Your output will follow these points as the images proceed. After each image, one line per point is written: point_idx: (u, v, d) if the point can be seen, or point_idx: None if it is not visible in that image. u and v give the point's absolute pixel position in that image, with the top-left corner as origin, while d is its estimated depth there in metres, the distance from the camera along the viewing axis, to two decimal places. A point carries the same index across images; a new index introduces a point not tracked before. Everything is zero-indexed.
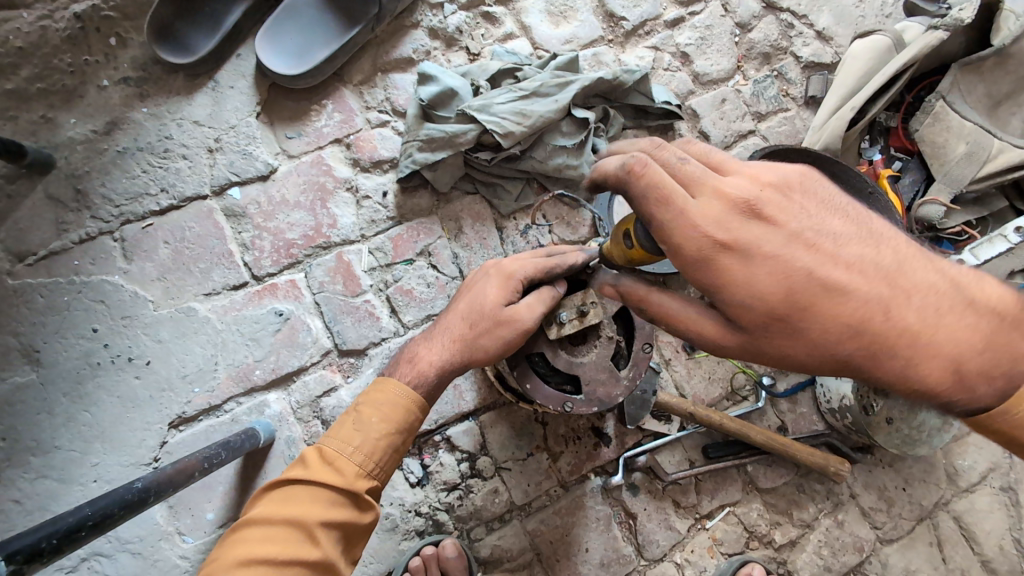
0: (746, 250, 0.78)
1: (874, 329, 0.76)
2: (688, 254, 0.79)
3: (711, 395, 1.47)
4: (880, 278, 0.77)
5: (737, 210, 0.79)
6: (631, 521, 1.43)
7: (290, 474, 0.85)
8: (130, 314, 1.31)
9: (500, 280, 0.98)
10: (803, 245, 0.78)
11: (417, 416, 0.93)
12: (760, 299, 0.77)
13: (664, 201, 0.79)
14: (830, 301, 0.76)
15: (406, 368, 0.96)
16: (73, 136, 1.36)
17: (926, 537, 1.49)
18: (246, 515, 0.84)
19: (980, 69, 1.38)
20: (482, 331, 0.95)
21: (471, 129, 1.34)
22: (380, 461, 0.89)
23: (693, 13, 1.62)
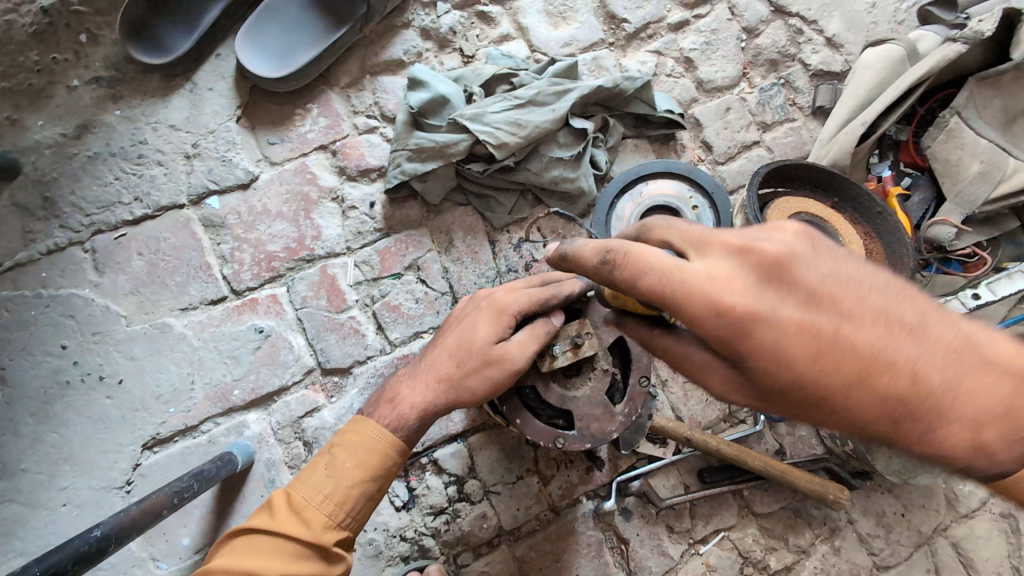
0: (770, 316, 0.66)
1: (911, 403, 0.65)
2: (700, 323, 0.68)
3: (708, 418, 1.43)
4: (916, 340, 0.66)
5: (752, 272, 0.67)
6: (623, 547, 1.38)
7: (255, 522, 0.81)
8: (101, 330, 1.25)
9: (491, 315, 0.91)
10: (833, 306, 0.66)
11: (394, 460, 0.88)
12: (786, 368, 0.66)
13: (664, 279, 0.68)
14: (863, 374, 0.65)
15: (386, 409, 0.91)
16: (41, 139, 1.28)
17: (923, 564, 1.46)
18: (205, 567, 0.79)
19: (998, 84, 1.32)
20: (469, 371, 0.89)
21: (463, 139, 1.27)
22: (353, 510, 0.84)
23: (698, 16, 1.54)
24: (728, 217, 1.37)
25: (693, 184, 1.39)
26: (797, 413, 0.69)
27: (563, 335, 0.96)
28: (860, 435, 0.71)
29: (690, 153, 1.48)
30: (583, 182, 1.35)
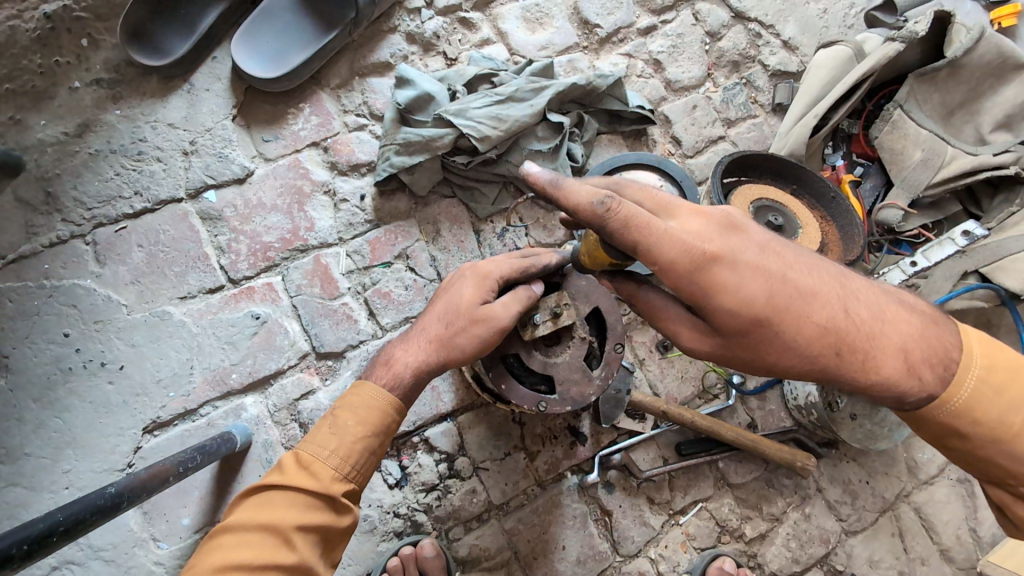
0: (734, 259, 0.79)
1: (839, 332, 0.80)
2: (681, 266, 0.79)
3: (683, 394, 1.51)
4: (830, 282, 0.82)
5: (716, 226, 0.81)
6: (606, 518, 1.46)
7: (267, 481, 0.88)
8: (102, 318, 1.30)
9: (476, 280, 1.00)
10: (773, 255, 0.81)
11: (393, 418, 0.96)
12: (746, 306, 0.78)
13: (648, 225, 0.79)
14: (806, 309, 0.80)
15: (381, 372, 0.98)
16: (43, 138, 1.34)
17: (888, 528, 1.55)
18: (223, 522, 0.86)
19: (934, 80, 1.45)
20: (457, 330, 0.97)
21: (448, 133, 1.36)
22: (357, 465, 0.92)
23: (665, 21, 1.66)
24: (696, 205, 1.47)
25: (662, 174, 1.49)
26: (761, 343, 0.81)
27: (544, 306, 1.05)
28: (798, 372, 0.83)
29: (661, 147, 1.58)
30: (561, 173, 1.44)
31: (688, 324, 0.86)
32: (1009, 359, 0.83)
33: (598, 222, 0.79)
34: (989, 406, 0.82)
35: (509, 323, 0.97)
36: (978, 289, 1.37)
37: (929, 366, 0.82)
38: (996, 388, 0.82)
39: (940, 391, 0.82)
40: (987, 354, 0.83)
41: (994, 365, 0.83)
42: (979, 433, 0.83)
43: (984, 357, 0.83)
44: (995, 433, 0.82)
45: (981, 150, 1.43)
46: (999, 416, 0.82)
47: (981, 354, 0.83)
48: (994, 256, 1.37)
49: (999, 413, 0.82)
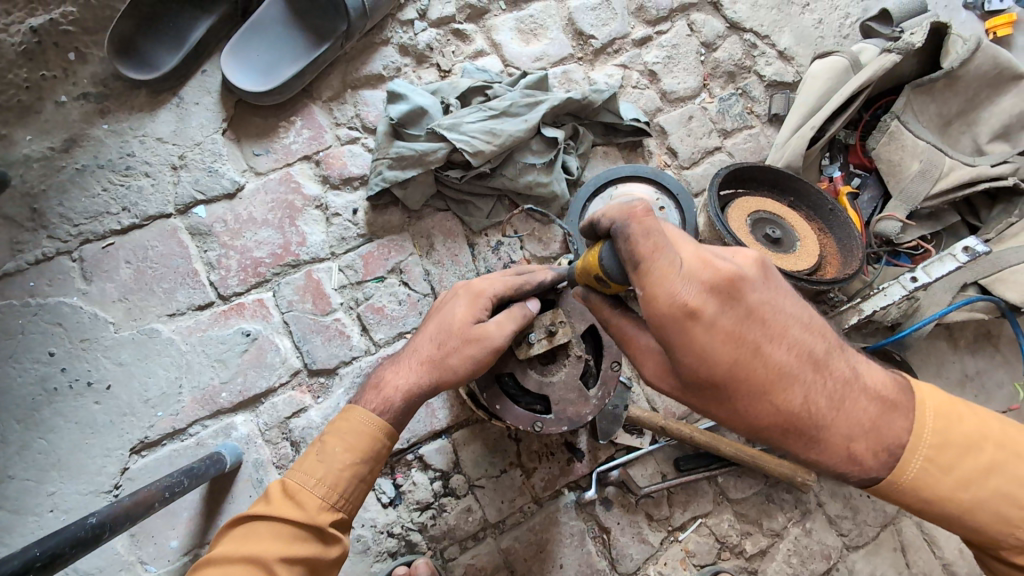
0: (711, 319, 0.76)
1: (791, 410, 0.77)
2: (654, 313, 0.77)
3: (681, 408, 1.49)
4: (807, 359, 0.78)
5: (710, 279, 0.77)
6: (604, 536, 1.43)
7: (253, 511, 0.85)
8: (89, 337, 1.28)
9: (469, 299, 0.98)
10: (756, 321, 0.77)
11: (383, 443, 0.93)
12: (705, 363, 0.77)
13: (655, 254, 0.77)
14: (766, 380, 0.76)
15: (372, 395, 0.95)
16: (29, 153, 1.32)
17: (890, 543, 1.53)
18: (207, 555, 0.83)
19: (931, 90, 1.44)
20: (450, 351, 0.95)
21: (441, 147, 1.34)
22: (345, 492, 0.89)
23: (660, 32, 1.65)
24: (693, 217, 1.45)
25: (659, 187, 1.47)
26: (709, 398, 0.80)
27: (539, 324, 1.03)
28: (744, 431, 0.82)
29: (657, 159, 1.57)
30: (556, 186, 1.43)
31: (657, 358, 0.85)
32: (965, 435, 0.79)
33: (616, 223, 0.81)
34: (937, 484, 0.78)
35: (504, 342, 0.95)
36: (978, 300, 1.36)
37: (876, 455, 0.78)
38: (944, 465, 0.78)
39: (886, 475, 0.79)
40: (940, 431, 0.79)
41: (948, 442, 0.78)
42: (926, 507, 0.80)
43: (934, 435, 0.79)
44: (946, 509, 0.79)
45: (979, 160, 1.43)
46: (952, 489, 0.78)
47: (934, 431, 0.79)
48: (993, 267, 1.36)
49: (947, 492, 0.78)
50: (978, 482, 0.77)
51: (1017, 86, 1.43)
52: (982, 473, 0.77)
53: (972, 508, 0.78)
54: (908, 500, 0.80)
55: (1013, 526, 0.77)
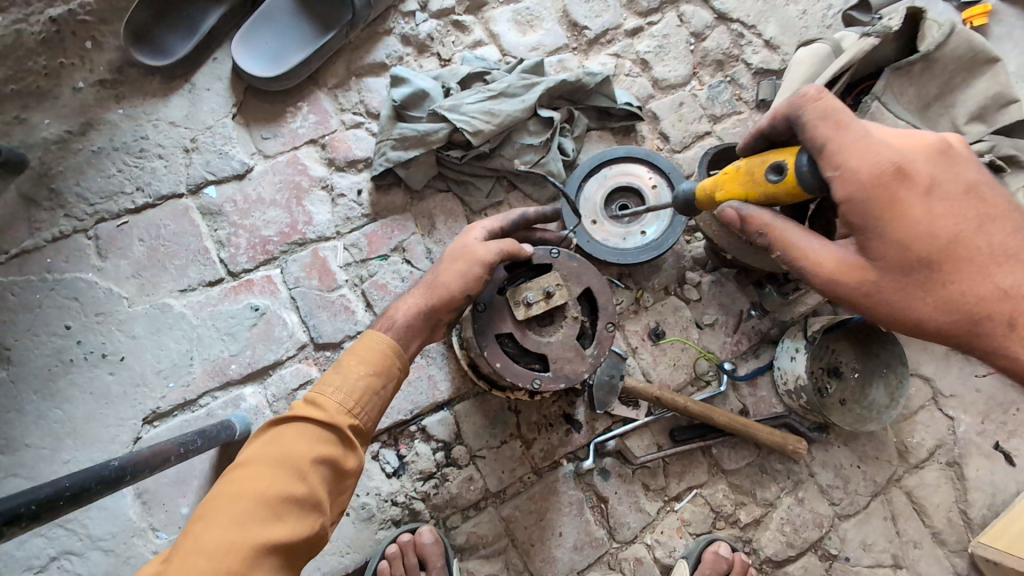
0: (931, 191, 0.87)
1: (1015, 294, 0.86)
2: (869, 185, 0.87)
3: (676, 381, 1.54)
4: (1010, 241, 0.87)
5: (919, 155, 0.88)
6: (603, 505, 1.48)
7: (276, 418, 0.90)
8: (104, 311, 1.33)
9: (463, 235, 1.10)
10: (970, 199, 0.88)
11: (395, 363, 0.99)
12: (925, 237, 0.86)
13: (846, 130, 0.88)
14: (988, 264, 0.87)
15: (381, 321, 1.03)
16: (47, 136, 1.38)
17: (880, 512, 1.57)
18: (235, 460, 0.88)
19: (910, 74, 1.49)
20: (442, 271, 1.04)
21: (442, 128, 1.40)
22: (361, 401, 0.94)
23: (651, 23, 1.72)
24: None
25: (651, 166, 1.54)
26: (907, 276, 0.88)
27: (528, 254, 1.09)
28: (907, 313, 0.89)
29: (650, 143, 1.64)
30: (553, 165, 1.47)
31: (823, 251, 0.92)
32: None
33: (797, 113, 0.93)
34: None
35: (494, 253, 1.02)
36: None
37: None
38: None
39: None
40: None
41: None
42: None
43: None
44: None
45: (956, 140, 1.50)
46: None
47: None
48: None
49: None
50: None
51: (992, 68, 1.50)
52: None
53: None
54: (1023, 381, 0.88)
55: None
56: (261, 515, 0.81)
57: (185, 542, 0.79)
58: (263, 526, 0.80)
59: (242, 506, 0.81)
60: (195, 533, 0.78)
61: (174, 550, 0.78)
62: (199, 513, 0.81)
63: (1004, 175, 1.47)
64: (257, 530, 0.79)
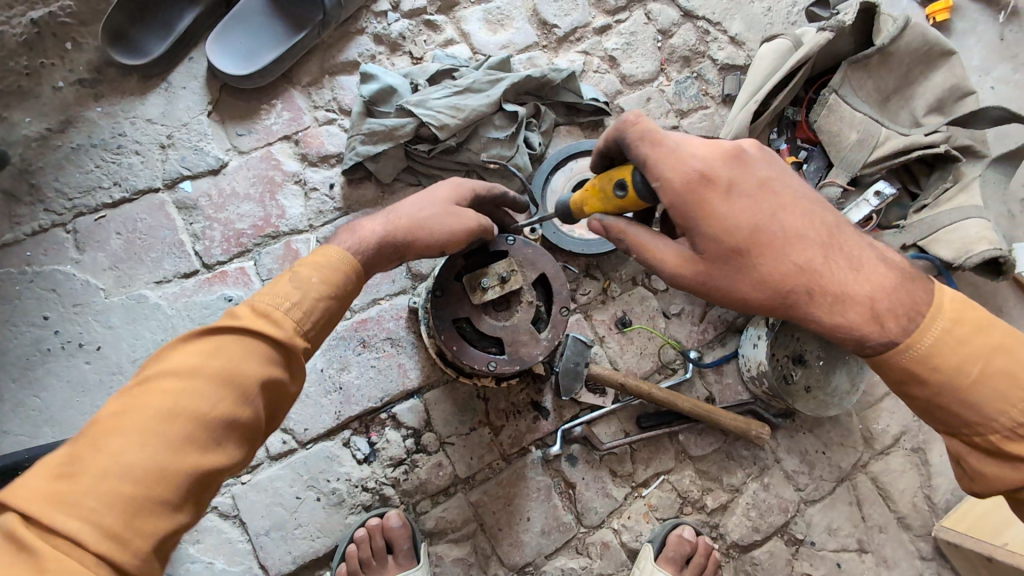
0: (732, 189, 0.89)
1: (815, 273, 0.87)
2: (676, 189, 0.90)
3: (642, 369, 1.58)
4: (818, 228, 0.89)
5: (725, 159, 0.91)
6: (570, 491, 1.51)
7: (221, 328, 0.86)
8: (81, 302, 1.37)
9: (450, 187, 1.13)
10: (770, 192, 0.90)
11: (353, 285, 0.97)
12: (730, 232, 0.88)
13: (657, 142, 0.93)
14: (795, 245, 0.88)
15: (347, 237, 1.01)
16: (28, 134, 1.43)
17: (845, 497, 1.59)
18: (165, 366, 0.82)
19: (867, 67, 1.54)
20: (430, 216, 1.06)
21: (409, 122, 1.44)
22: (317, 322, 0.92)
23: (619, 21, 1.77)
24: None
25: None
26: (733, 271, 0.89)
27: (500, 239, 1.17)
28: (749, 305, 0.90)
29: None
30: (519, 159, 1.52)
31: (669, 253, 0.94)
32: (977, 320, 0.86)
33: (620, 131, 0.97)
34: (951, 353, 0.85)
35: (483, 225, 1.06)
36: (915, 260, 1.45)
37: (897, 316, 0.86)
38: (954, 341, 0.85)
39: (902, 339, 0.86)
40: (958, 309, 0.86)
41: (960, 320, 0.86)
42: (935, 378, 0.85)
43: (952, 313, 0.86)
44: (953, 380, 0.85)
45: (914, 132, 1.53)
46: (960, 362, 0.84)
47: (950, 309, 0.86)
48: (929, 229, 1.45)
49: (957, 362, 0.84)
50: (984, 357, 0.84)
51: (948, 61, 1.53)
52: (990, 350, 0.84)
53: (973, 381, 0.84)
54: (914, 368, 0.86)
55: (1009, 404, 0.83)
56: (194, 440, 0.79)
57: (100, 458, 0.74)
58: (198, 448, 0.79)
59: (176, 427, 0.78)
60: (122, 447, 0.75)
61: (85, 465, 0.74)
62: (115, 426, 0.76)
63: (959, 165, 1.50)
64: (192, 451, 0.78)
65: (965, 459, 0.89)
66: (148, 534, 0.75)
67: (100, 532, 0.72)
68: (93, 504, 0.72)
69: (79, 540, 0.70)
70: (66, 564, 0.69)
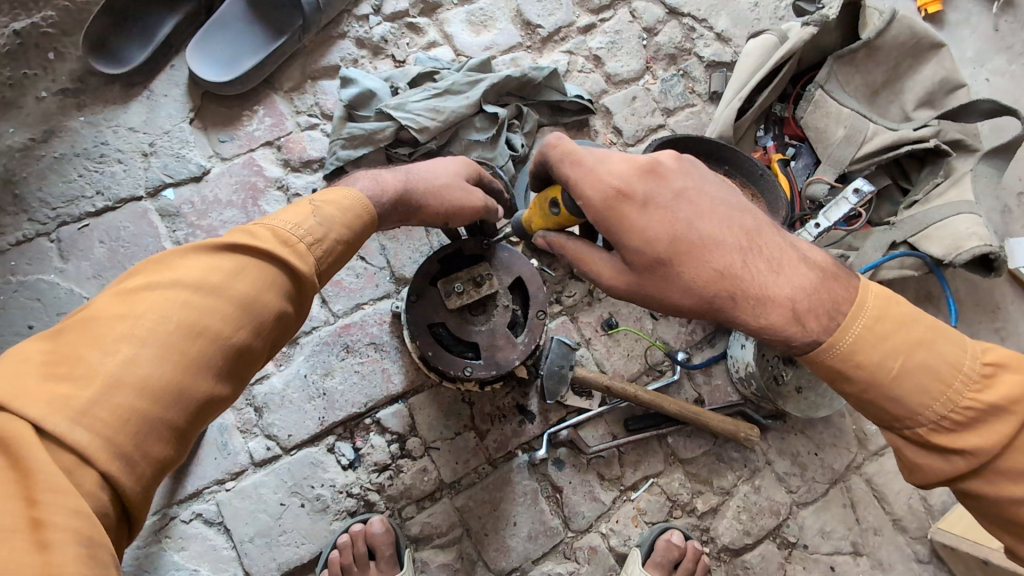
0: (647, 201, 0.88)
1: (736, 278, 0.85)
2: (595, 205, 0.90)
3: (630, 371, 1.56)
4: (739, 233, 0.87)
5: (641, 171, 0.89)
6: (557, 495, 1.49)
7: (239, 247, 0.80)
8: (65, 311, 1.37)
9: (463, 164, 1.15)
10: (687, 201, 0.88)
11: (366, 226, 0.95)
12: (649, 243, 0.87)
13: (575, 161, 0.92)
14: (715, 250, 0.86)
15: (367, 183, 0.99)
16: (12, 144, 1.44)
17: (839, 500, 1.56)
18: (176, 276, 0.76)
19: (854, 62, 1.51)
20: (444, 184, 1.07)
21: (389, 126, 1.44)
22: (332, 259, 0.89)
23: (603, 19, 1.75)
24: None
25: None
26: (658, 281, 0.89)
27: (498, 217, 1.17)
28: (682, 311, 0.90)
29: (603, 137, 1.66)
30: (500, 161, 1.50)
31: (606, 263, 0.95)
32: (900, 315, 0.83)
33: (544, 152, 0.97)
34: (872, 351, 0.82)
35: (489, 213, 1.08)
36: (906, 257, 1.43)
37: (818, 316, 0.83)
38: (879, 337, 0.82)
39: (827, 338, 0.83)
40: (879, 307, 0.83)
41: (883, 316, 0.83)
42: (861, 376, 0.83)
43: (875, 310, 0.83)
44: (876, 376, 0.82)
45: (902, 126, 1.50)
46: (881, 358, 0.82)
47: (874, 306, 0.83)
48: (920, 226, 1.42)
49: (877, 359, 0.82)
50: (909, 352, 0.82)
51: (937, 54, 1.51)
52: (912, 345, 0.82)
53: (898, 376, 0.82)
54: (838, 366, 0.84)
55: (932, 398, 0.82)
56: (206, 365, 0.75)
57: (111, 367, 0.69)
58: (209, 376, 0.75)
59: (190, 347, 0.73)
60: (133, 359, 0.70)
61: (91, 372, 0.68)
62: (127, 336, 0.70)
63: (950, 159, 1.47)
64: (203, 378, 0.74)
65: (903, 455, 0.88)
66: (145, 459, 0.70)
67: (103, 446, 0.66)
68: (100, 413, 0.67)
69: (81, 451, 0.65)
70: (66, 474, 0.64)
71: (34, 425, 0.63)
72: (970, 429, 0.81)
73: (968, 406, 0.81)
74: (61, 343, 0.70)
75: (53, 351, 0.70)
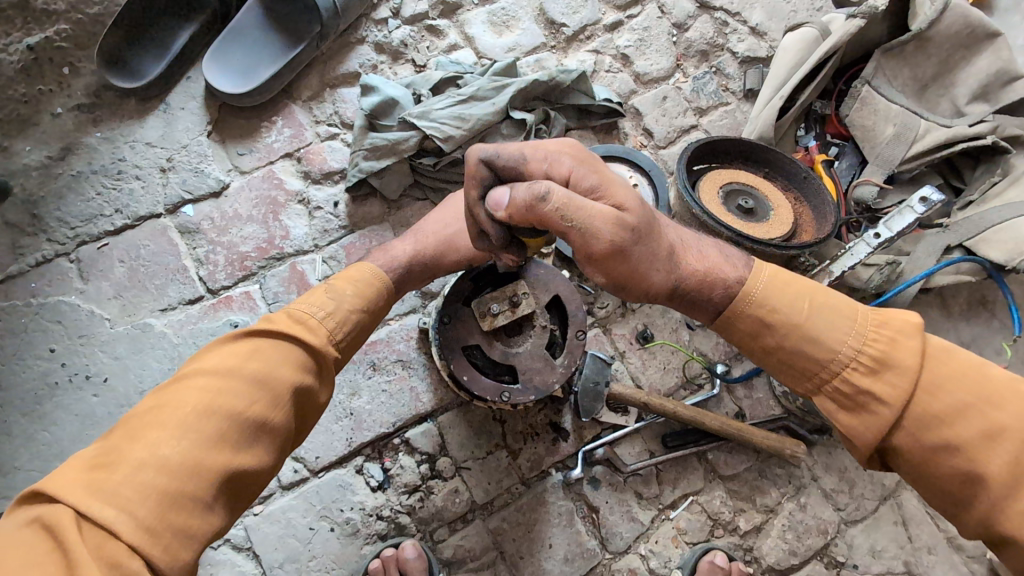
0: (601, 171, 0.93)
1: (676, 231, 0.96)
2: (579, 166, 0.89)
3: (666, 385, 1.49)
4: None
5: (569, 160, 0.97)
6: (594, 515, 1.43)
7: (256, 332, 0.88)
8: (87, 333, 1.33)
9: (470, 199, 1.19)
10: None
11: (380, 299, 1.01)
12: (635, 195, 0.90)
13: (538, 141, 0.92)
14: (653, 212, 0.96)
15: (378, 257, 1.07)
16: (29, 162, 1.40)
17: (890, 517, 1.49)
18: (200, 365, 0.83)
19: (903, 55, 1.44)
20: (455, 233, 1.13)
21: (413, 135, 1.39)
22: (349, 330, 0.95)
23: (630, 16, 1.68)
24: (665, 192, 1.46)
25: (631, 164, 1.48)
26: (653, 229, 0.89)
27: None
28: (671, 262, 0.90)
29: (633, 140, 1.58)
30: None
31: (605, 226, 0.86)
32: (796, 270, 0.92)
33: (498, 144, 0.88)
34: (780, 296, 0.88)
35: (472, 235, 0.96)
36: (962, 262, 1.32)
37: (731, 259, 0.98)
38: (784, 284, 0.89)
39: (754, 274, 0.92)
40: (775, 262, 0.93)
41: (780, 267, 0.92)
42: (778, 320, 0.87)
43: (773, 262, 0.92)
44: (790, 319, 0.87)
45: (956, 122, 1.43)
46: (788, 301, 0.87)
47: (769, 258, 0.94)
48: (976, 229, 1.33)
49: (785, 300, 0.87)
50: (810, 295, 0.88)
51: (993, 43, 1.41)
52: (812, 289, 0.88)
53: (810, 317, 0.86)
54: (762, 313, 0.88)
55: (846, 333, 0.84)
56: (228, 442, 0.78)
57: (140, 451, 0.74)
58: (234, 450, 0.79)
59: (213, 425, 0.78)
60: (159, 441, 0.75)
61: (126, 457, 0.73)
62: (154, 423, 0.76)
63: (1009, 157, 1.38)
64: (229, 452, 0.78)
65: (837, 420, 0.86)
66: (176, 538, 0.72)
67: (134, 524, 0.70)
68: (130, 494, 0.71)
69: (115, 531, 0.68)
70: (103, 556, 0.67)
71: (72, 512, 0.68)
72: (887, 367, 0.81)
73: (875, 338, 0.83)
74: (104, 442, 0.77)
75: (95, 451, 0.76)
